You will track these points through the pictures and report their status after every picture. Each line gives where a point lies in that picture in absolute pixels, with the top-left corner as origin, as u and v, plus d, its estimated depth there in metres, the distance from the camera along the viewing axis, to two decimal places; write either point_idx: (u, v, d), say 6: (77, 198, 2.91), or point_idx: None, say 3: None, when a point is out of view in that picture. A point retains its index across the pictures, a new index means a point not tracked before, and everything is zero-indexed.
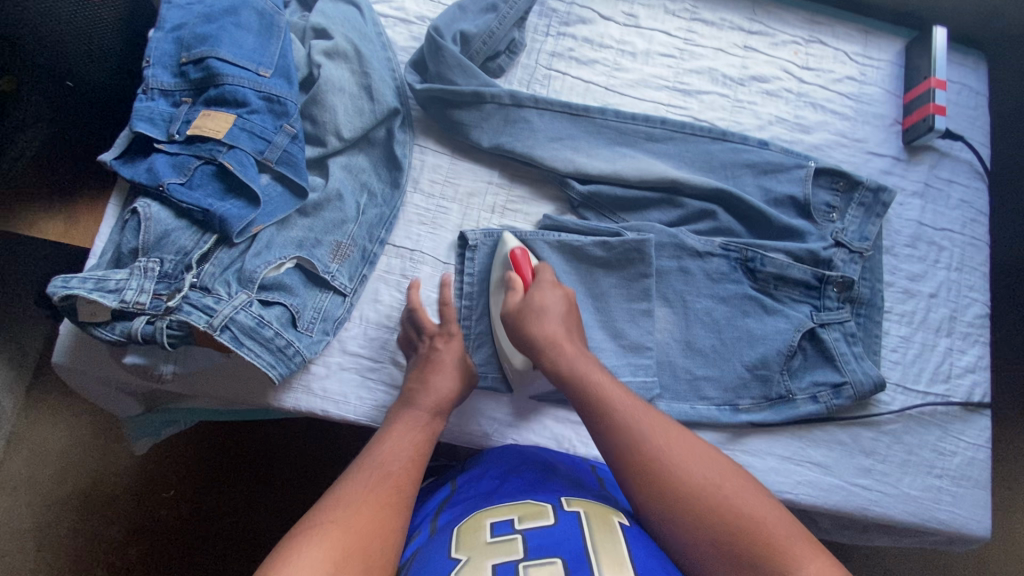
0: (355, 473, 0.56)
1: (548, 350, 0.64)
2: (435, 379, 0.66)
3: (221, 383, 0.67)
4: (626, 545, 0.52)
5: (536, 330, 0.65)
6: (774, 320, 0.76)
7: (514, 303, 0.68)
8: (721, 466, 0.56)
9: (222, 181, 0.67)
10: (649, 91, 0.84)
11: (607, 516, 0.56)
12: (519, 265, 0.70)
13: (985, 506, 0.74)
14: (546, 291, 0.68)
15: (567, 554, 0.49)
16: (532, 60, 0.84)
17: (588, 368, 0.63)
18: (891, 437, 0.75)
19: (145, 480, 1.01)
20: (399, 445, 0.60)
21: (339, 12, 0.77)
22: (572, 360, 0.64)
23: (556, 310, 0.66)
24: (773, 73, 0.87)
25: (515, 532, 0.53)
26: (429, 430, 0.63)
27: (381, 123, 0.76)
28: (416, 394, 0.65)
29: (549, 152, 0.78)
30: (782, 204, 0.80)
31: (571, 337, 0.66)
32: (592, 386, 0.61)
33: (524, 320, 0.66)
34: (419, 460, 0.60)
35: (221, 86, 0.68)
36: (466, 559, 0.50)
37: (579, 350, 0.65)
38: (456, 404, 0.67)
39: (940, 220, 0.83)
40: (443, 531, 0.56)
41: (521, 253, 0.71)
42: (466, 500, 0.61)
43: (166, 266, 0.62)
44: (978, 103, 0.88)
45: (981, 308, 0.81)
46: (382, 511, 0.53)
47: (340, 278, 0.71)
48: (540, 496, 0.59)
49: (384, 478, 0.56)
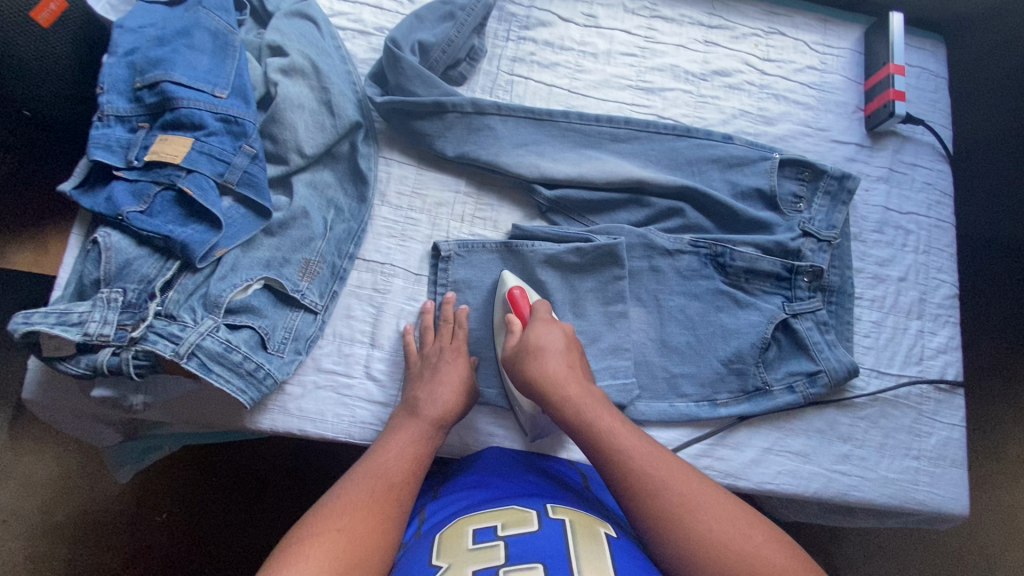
0: (351, 484, 0.57)
1: (550, 389, 0.64)
2: (439, 390, 0.66)
3: (197, 407, 0.67)
4: (610, 553, 0.52)
5: (536, 369, 0.65)
6: (746, 314, 0.76)
7: (511, 344, 0.68)
8: (733, 508, 0.55)
9: (183, 207, 0.66)
10: (613, 91, 0.85)
11: (592, 526, 0.56)
12: (517, 304, 0.70)
13: (962, 484, 0.75)
14: (542, 329, 0.68)
15: (548, 559, 0.49)
16: (494, 66, 0.83)
17: (593, 411, 0.63)
18: (867, 422, 0.76)
19: (137, 503, 1.00)
20: (398, 458, 0.61)
21: (294, 28, 0.76)
22: (575, 401, 0.63)
23: (555, 346, 0.66)
24: (735, 66, 0.88)
25: (498, 538, 0.53)
26: (430, 445, 0.63)
27: (344, 137, 0.76)
28: (418, 409, 0.65)
29: (514, 158, 0.78)
30: (749, 197, 0.80)
31: (573, 375, 0.66)
32: (598, 429, 0.61)
33: (524, 360, 0.66)
34: (417, 474, 0.60)
35: (177, 110, 0.67)
36: (447, 567, 0.50)
37: (581, 388, 0.65)
38: (455, 416, 0.66)
39: (905, 204, 0.84)
40: (426, 537, 0.56)
41: (519, 291, 0.71)
42: (452, 504, 0.61)
43: (129, 296, 0.62)
44: (937, 86, 0.89)
45: (949, 289, 0.83)
46: (376, 526, 0.54)
47: (310, 296, 0.70)
48: (525, 502, 0.59)
49: (380, 492, 0.57)
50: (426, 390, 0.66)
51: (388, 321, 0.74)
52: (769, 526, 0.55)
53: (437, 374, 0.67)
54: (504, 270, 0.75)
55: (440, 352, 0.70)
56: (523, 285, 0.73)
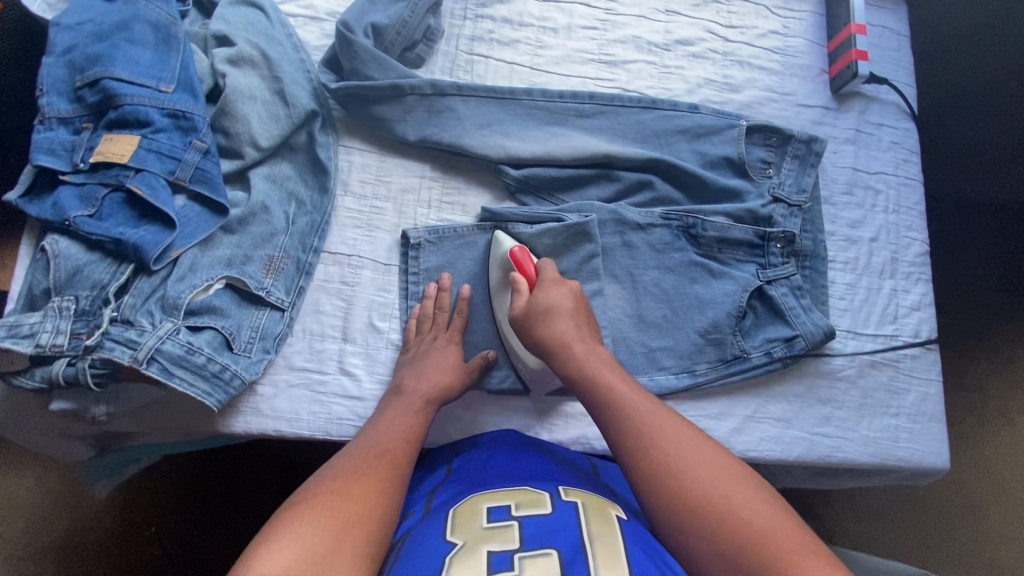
0: (345, 453, 0.57)
1: (555, 349, 0.64)
2: (429, 369, 0.66)
3: (167, 413, 0.65)
4: (624, 540, 0.50)
5: (544, 331, 0.65)
6: (721, 283, 0.76)
7: (519, 306, 0.67)
8: (727, 470, 0.53)
9: (134, 208, 0.64)
10: (575, 66, 0.83)
11: (606, 509, 0.54)
12: (521, 265, 0.69)
13: (941, 439, 0.76)
14: (550, 290, 0.67)
15: (563, 545, 0.47)
16: (452, 46, 0.81)
17: (595, 366, 0.62)
18: (847, 383, 0.76)
19: (126, 519, 0.97)
20: (389, 427, 0.60)
21: (240, 16, 0.73)
22: (578, 359, 0.63)
23: (562, 308, 0.66)
24: (698, 35, 0.86)
25: (512, 519, 0.51)
26: (423, 415, 0.63)
27: (300, 127, 0.73)
28: (403, 388, 0.65)
29: (479, 140, 0.76)
30: (717, 166, 0.80)
31: (579, 334, 0.65)
32: (598, 381, 0.61)
33: (533, 324, 0.66)
34: (413, 442, 0.60)
35: (120, 107, 0.64)
36: (461, 544, 0.48)
37: (585, 347, 0.64)
38: (447, 397, 0.66)
39: (873, 164, 0.84)
40: (438, 511, 0.55)
41: (520, 252, 0.70)
42: (462, 483, 0.60)
43: (82, 304, 0.59)
44: (900, 44, 0.89)
45: (920, 247, 0.83)
46: (374, 485, 0.53)
47: (275, 293, 0.68)
48: (537, 484, 0.58)
49: (373, 458, 0.56)
50: (415, 371, 0.66)
51: (359, 314, 0.72)
52: (763, 488, 0.52)
53: (427, 357, 0.67)
54: (498, 231, 0.73)
55: (434, 338, 0.70)
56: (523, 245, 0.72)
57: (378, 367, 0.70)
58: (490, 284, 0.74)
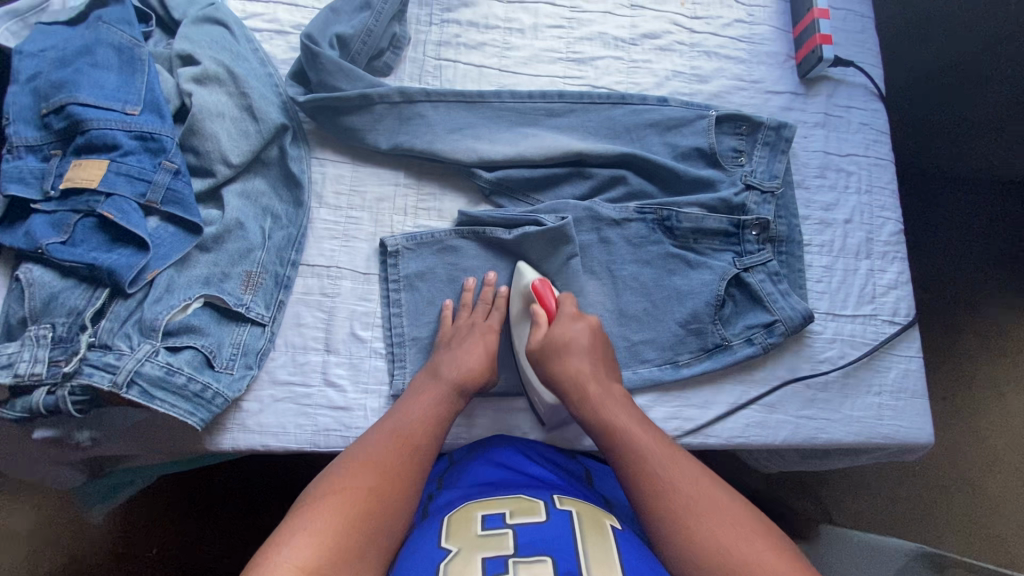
0: (370, 439, 0.58)
1: (571, 388, 0.64)
2: (463, 358, 0.67)
3: (155, 433, 0.65)
4: (617, 548, 0.50)
5: (559, 368, 0.65)
6: (699, 273, 0.76)
7: (538, 338, 0.68)
8: (753, 527, 0.52)
9: (106, 232, 0.64)
10: (543, 65, 0.83)
11: (600, 518, 0.55)
12: (541, 296, 0.70)
13: (925, 414, 0.77)
14: (567, 325, 0.68)
15: (557, 553, 0.48)
16: (420, 52, 0.82)
17: (614, 410, 0.62)
18: (828, 364, 0.77)
19: (128, 540, 0.97)
20: (419, 417, 0.61)
21: (204, 35, 0.73)
22: (596, 401, 0.63)
23: (579, 343, 0.66)
24: (664, 28, 0.87)
25: (507, 526, 0.52)
26: (451, 406, 0.64)
27: (271, 141, 0.73)
28: (438, 372, 0.66)
29: (450, 144, 0.76)
30: (690, 157, 0.80)
31: (596, 373, 0.66)
32: (617, 425, 0.61)
33: (549, 358, 0.66)
34: (438, 434, 0.61)
35: (87, 133, 0.64)
36: (456, 551, 0.49)
37: (602, 387, 0.65)
38: (476, 387, 0.67)
39: (844, 147, 0.85)
40: (432, 518, 0.56)
41: (541, 283, 0.71)
42: (459, 491, 0.60)
43: (59, 331, 0.59)
44: (864, 26, 0.90)
45: (894, 225, 0.84)
46: (397, 482, 0.54)
47: (255, 309, 0.69)
48: (533, 492, 0.58)
49: (401, 451, 0.57)
50: (451, 358, 0.67)
51: (341, 324, 0.72)
52: (789, 547, 0.52)
53: (462, 344, 0.69)
54: (520, 261, 0.75)
55: (471, 327, 0.71)
56: (544, 278, 0.73)
57: (362, 376, 0.71)
58: (510, 314, 0.74)
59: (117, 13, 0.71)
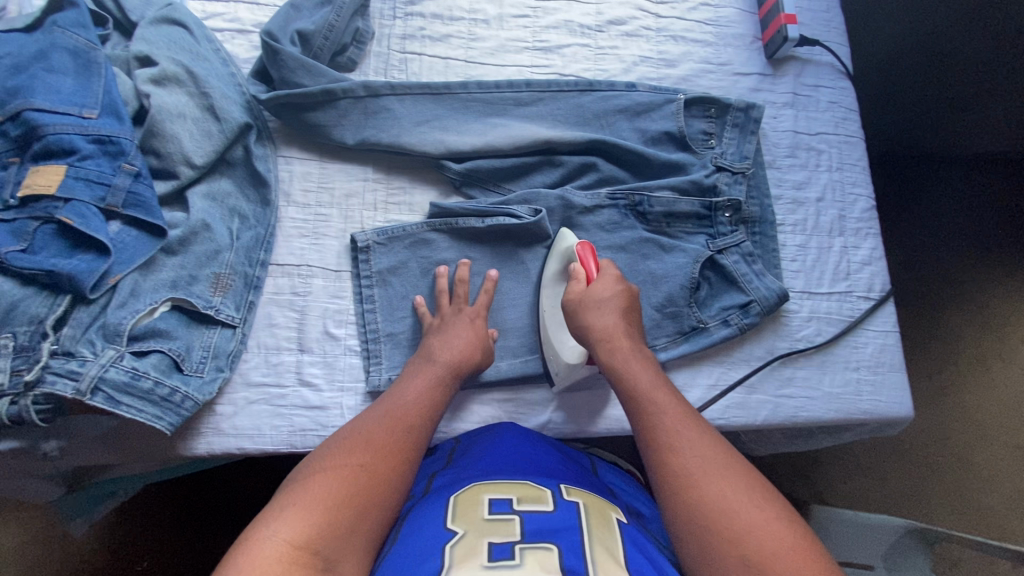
0: (366, 420, 0.58)
1: (602, 341, 0.64)
2: (454, 339, 0.67)
3: (127, 440, 0.64)
4: (623, 543, 0.50)
5: (593, 321, 0.65)
6: (673, 257, 0.76)
7: (575, 294, 0.68)
8: (758, 493, 0.50)
9: (67, 238, 0.63)
10: (510, 55, 0.83)
11: (607, 512, 0.54)
12: (583, 259, 0.70)
13: (903, 388, 0.77)
14: (609, 284, 0.67)
15: (564, 542, 0.47)
16: (384, 47, 0.81)
17: (638, 368, 0.61)
18: (806, 342, 0.77)
19: (116, 552, 0.96)
20: (414, 399, 0.61)
21: (162, 35, 0.72)
22: (624, 355, 0.62)
23: (614, 304, 0.66)
24: (629, 14, 0.87)
25: (513, 513, 0.51)
26: (447, 389, 0.64)
27: (236, 141, 0.72)
28: (432, 355, 0.66)
29: (417, 137, 0.76)
30: (660, 141, 0.80)
31: (628, 332, 0.65)
32: (639, 380, 0.60)
33: (583, 312, 0.66)
34: (433, 418, 0.60)
35: (44, 138, 0.63)
36: (461, 533, 0.48)
37: (633, 346, 0.63)
38: (469, 369, 0.66)
39: (813, 125, 0.85)
40: (436, 497, 0.56)
41: (586, 248, 0.70)
42: (463, 472, 0.60)
43: (21, 339, 0.59)
44: (829, 5, 0.90)
45: (866, 202, 0.84)
46: (391, 460, 0.54)
47: (225, 311, 0.67)
48: (540, 480, 0.57)
49: (395, 430, 0.57)
50: (442, 340, 0.67)
51: (314, 323, 0.71)
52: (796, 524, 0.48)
53: (451, 328, 0.68)
54: (562, 227, 0.75)
55: (456, 312, 0.70)
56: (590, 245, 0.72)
57: (337, 375, 0.70)
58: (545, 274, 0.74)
59: (71, 16, 0.70)
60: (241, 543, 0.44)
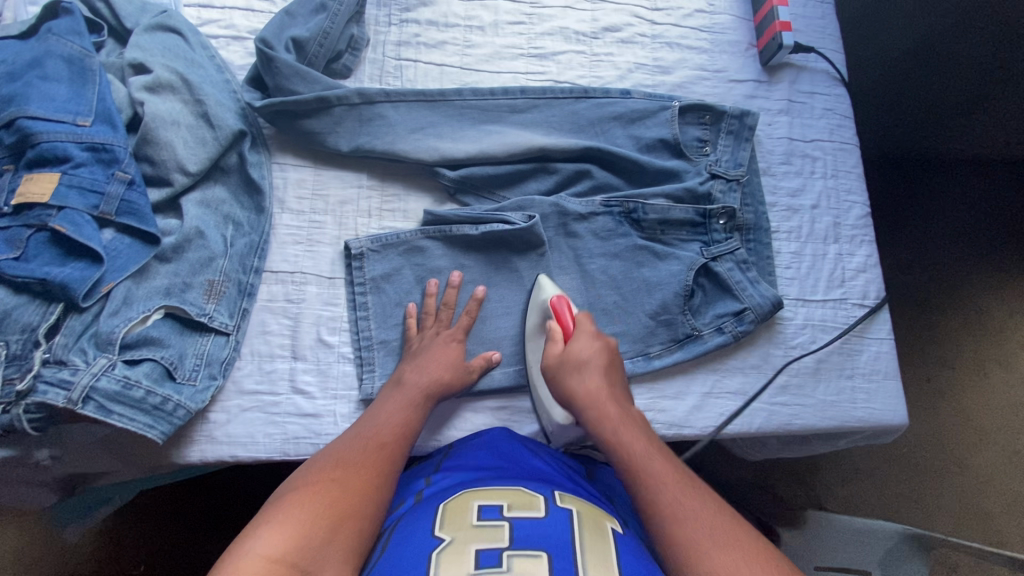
0: (341, 442, 0.58)
1: (588, 407, 0.62)
2: (427, 363, 0.67)
3: (120, 447, 0.64)
4: (614, 549, 0.50)
5: (577, 385, 0.63)
6: (667, 265, 0.76)
7: (554, 354, 0.66)
8: (761, 553, 0.50)
9: (60, 246, 0.63)
10: (505, 62, 0.83)
11: (598, 518, 0.54)
12: (559, 314, 0.68)
13: (898, 396, 0.77)
14: (586, 342, 0.66)
15: (553, 549, 0.47)
16: (379, 53, 0.81)
17: (628, 434, 0.59)
18: (800, 350, 0.77)
19: (111, 557, 0.96)
20: (389, 418, 0.61)
21: (157, 42, 0.72)
22: (612, 421, 0.61)
23: (596, 362, 0.64)
24: (625, 20, 0.87)
25: (503, 519, 0.51)
26: (421, 408, 0.64)
27: (230, 148, 0.72)
28: (402, 379, 0.66)
29: (412, 144, 0.76)
30: (655, 148, 0.80)
31: (614, 393, 0.63)
32: (631, 447, 0.58)
33: (566, 375, 0.64)
34: (410, 435, 0.61)
35: (37, 146, 0.63)
36: (450, 540, 0.48)
37: (619, 408, 0.62)
38: (445, 388, 0.66)
39: (808, 132, 0.85)
40: (427, 503, 0.56)
41: (558, 300, 0.69)
42: (454, 480, 0.60)
43: (13, 347, 0.59)
44: (824, 12, 0.90)
45: (861, 209, 0.84)
46: (367, 476, 0.54)
47: (218, 318, 0.67)
48: (532, 486, 0.57)
49: (371, 448, 0.57)
50: (416, 365, 0.67)
51: (308, 330, 0.71)
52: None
53: (426, 352, 0.68)
54: (539, 274, 0.74)
55: (434, 336, 0.70)
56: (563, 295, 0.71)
57: (330, 382, 0.70)
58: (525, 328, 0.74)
59: (66, 24, 0.70)
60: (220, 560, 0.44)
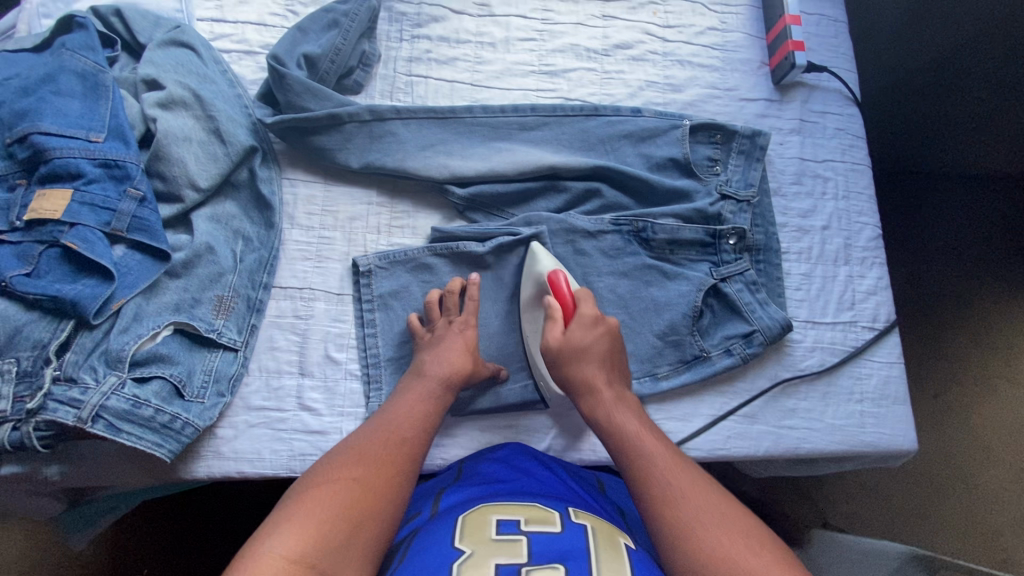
0: (359, 436, 0.58)
1: (583, 393, 0.64)
2: (445, 353, 0.66)
3: (127, 463, 0.64)
4: (630, 567, 0.49)
5: (575, 370, 0.64)
6: (676, 285, 0.76)
7: (555, 336, 0.65)
8: (733, 514, 0.52)
9: (71, 262, 0.63)
10: (516, 79, 0.83)
11: (613, 536, 0.53)
12: (556, 289, 0.67)
13: (906, 421, 0.76)
14: (586, 331, 0.65)
15: (572, 563, 0.47)
16: (390, 69, 0.81)
17: (620, 416, 0.61)
18: (809, 373, 0.76)
19: (115, 564, 0.96)
20: (407, 412, 0.61)
21: (170, 58, 0.72)
22: (604, 405, 0.62)
23: (596, 349, 0.64)
24: (636, 37, 0.86)
25: (520, 533, 0.50)
26: (439, 403, 0.64)
27: (241, 164, 0.72)
28: (423, 370, 0.66)
29: (421, 161, 0.76)
30: (665, 167, 0.80)
31: (609, 378, 0.65)
32: (622, 431, 0.60)
33: (564, 362, 0.64)
34: (427, 431, 0.61)
35: (51, 162, 0.64)
36: (468, 553, 0.48)
37: (613, 392, 0.64)
38: (462, 381, 0.66)
39: (820, 152, 0.85)
40: (442, 517, 0.55)
41: (557, 275, 0.68)
42: (468, 494, 0.59)
43: (24, 365, 0.59)
44: (837, 31, 0.89)
45: (872, 231, 0.83)
46: (386, 473, 0.54)
47: (227, 334, 0.68)
48: (548, 503, 0.57)
49: (389, 444, 0.57)
50: (435, 355, 0.66)
51: (315, 346, 0.71)
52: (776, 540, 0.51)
53: (442, 343, 0.67)
54: (532, 243, 0.73)
55: (447, 326, 0.70)
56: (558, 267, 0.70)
57: (337, 400, 0.70)
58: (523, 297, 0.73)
59: (80, 39, 0.70)
60: (238, 556, 0.44)
